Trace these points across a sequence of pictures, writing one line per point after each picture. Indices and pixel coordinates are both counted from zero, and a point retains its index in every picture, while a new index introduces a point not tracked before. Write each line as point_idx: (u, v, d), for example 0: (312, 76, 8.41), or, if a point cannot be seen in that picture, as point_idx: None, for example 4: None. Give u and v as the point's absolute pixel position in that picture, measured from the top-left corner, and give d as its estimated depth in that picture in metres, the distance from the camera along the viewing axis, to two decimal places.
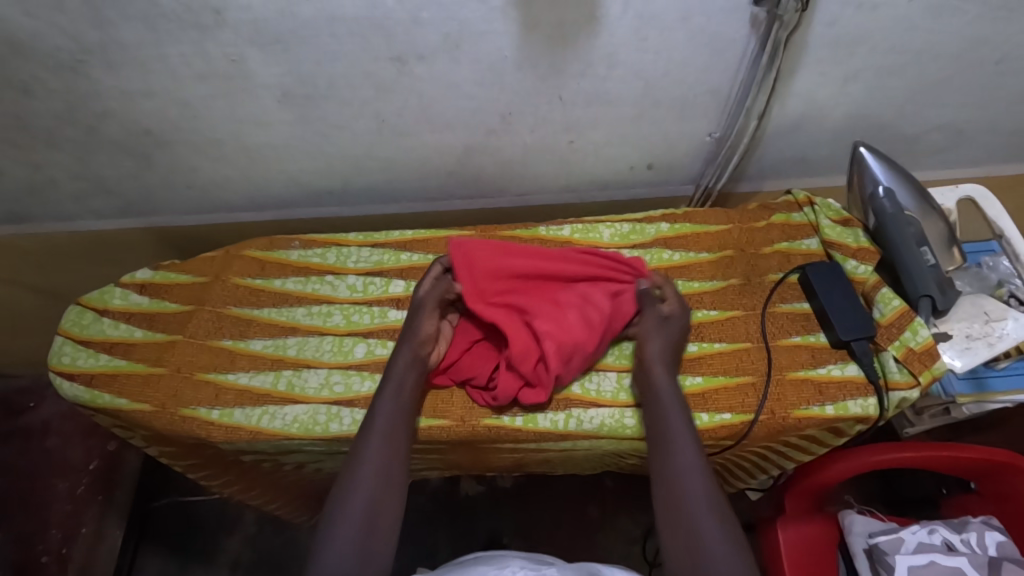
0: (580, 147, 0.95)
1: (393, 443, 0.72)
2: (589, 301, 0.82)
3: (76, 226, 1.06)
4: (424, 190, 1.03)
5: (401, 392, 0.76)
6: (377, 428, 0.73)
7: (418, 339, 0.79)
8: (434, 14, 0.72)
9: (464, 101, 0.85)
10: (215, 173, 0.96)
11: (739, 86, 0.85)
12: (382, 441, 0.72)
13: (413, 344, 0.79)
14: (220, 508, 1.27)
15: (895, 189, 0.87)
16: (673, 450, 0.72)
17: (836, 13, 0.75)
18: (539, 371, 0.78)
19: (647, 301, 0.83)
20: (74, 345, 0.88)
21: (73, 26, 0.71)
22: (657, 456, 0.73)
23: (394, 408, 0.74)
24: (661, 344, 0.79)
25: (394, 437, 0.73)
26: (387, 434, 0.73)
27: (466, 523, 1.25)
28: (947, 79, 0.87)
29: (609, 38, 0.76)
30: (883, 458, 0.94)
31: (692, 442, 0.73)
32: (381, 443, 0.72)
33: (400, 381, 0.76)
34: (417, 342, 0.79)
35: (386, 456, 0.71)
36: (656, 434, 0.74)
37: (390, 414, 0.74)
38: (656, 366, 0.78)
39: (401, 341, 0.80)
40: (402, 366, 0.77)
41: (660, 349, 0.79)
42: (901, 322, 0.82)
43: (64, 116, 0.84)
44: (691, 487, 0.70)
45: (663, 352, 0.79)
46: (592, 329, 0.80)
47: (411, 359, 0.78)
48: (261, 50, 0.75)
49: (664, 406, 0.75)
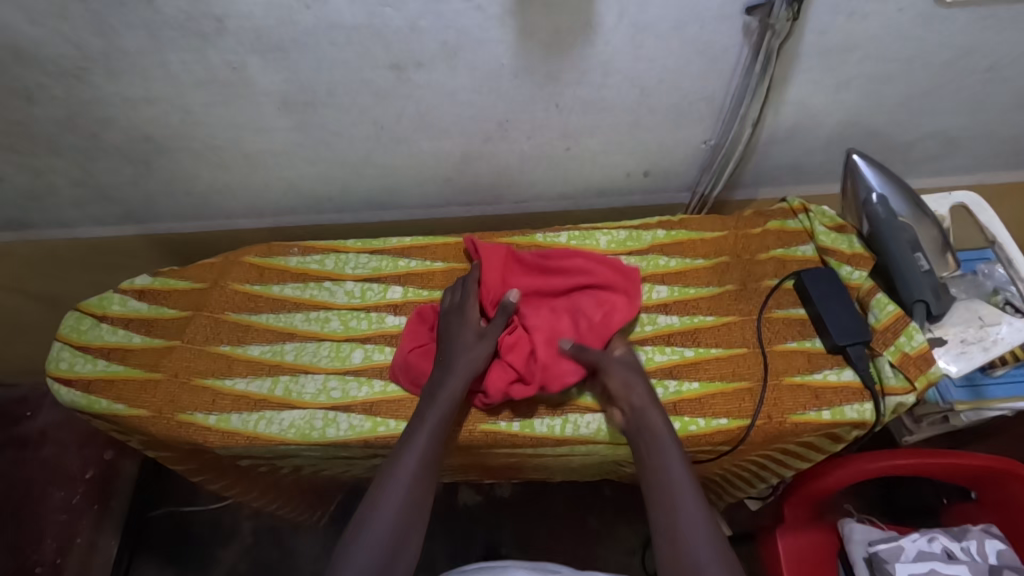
0: (577, 153, 0.96)
1: (421, 467, 0.73)
2: (578, 310, 0.84)
3: (77, 233, 1.06)
4: (423, 197, 1.04)
5: (441, 417, 0.76)
6: (411, 449, 0.74)
7: (467, 364, 0.79)
8: (432, 22, 0.73)
9: (462, 107, 0.86)
10: (215, 179, 0.97)
11: (733, 93, 0.86)
12: (415, 462, 0.73)
13: (462, 369, 0.78)
14: (217, 516, 1.27)
15: (888, 195, 0.88)
16: (676, 498, 0.70)
17: (827, 22, 0.77)
18: (533, 367, 0.79)
19: (596, 356, 0.79)
20: (72, 351, 0.88)
21: (76, 33, 0.72)
22: (658, 505, 0.71)
23: (434, 431, 0.75)
24: (645, 388, 0.78)
25: (426, 461, 0.73)
26: (421, 457, 0.73)
27: (465, 531, 1.24)
28: (938, 87, 0.88)
29: (604, 46, 0.77)
30: (869, 467, 0.94)
31: (693, 490, 0.71)
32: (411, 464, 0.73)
33: (444, 405, 0.77)
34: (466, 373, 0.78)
35: (415, 477, 0.72)
36: (655, 482, 0.72)
37: (428, 439, 0.74)
38: (649, 411, 0.76)
39: (450, 365, 0.79)
40: (448, 393, 0.77)
41: (643, 395, 0.77)
42: (896, 327, 0.83)
43: (66, 123, 0.84)
44: (696, 534, 0.67)
45: (648, 396, 0.77)
46: (580, 334, 0.82)
47: (458, 385, 0.78)
48: (262, 57, 0.76)
49: (665, 451, 0.73)
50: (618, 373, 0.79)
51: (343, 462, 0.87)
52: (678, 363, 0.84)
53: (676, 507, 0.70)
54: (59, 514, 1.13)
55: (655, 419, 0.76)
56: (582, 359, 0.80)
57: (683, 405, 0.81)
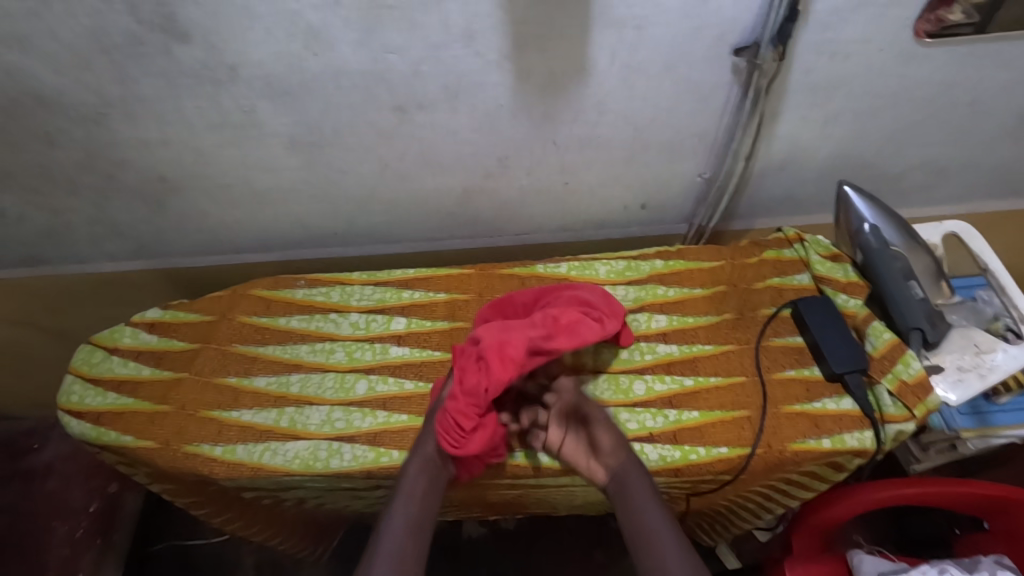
0: (574, 188, 0.99)
1: (405, 535, 0.71)
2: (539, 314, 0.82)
3: (90, 268, 1.10)
4: (426, 232, 1.07)
5: (416, 490, 0.75)
6: (392, 523, 0.72)
7: (431, 441, 0.78)
8: (434, 66, 0.77)
9: (463, 145, 0.89)
10: (226, 216, 1.01)
11: (725, 129, 0.89)
12: (399, 533, 0.71)
13: (425, 445, 0.78)
14: (220, 550, 1.26)
15: (880, 225, 0.90)
16: (658, 546, 0.70)
17: (812, 61, 0.80)
18: (469, 357, 0.77)
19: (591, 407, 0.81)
20: (83, 384, 0.90)
21: (98, 82, 0.77)
22: (640, 551, 0.71)
23: (411, 501, 0.74)
24: (617, 436, 0.79)
25: (409, 530, 0.72)
26: (404, 530, 0.72)
27: (469, 566, 1.23)
28: (924, 120, 0.91)
29: (598, 87, 0.81)
30: (885, 496, 0.94)
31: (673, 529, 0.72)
32: (399, 534, 0.71)
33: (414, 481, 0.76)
34: (431, 443, 0.78)
35: (402, 547, 0.70)
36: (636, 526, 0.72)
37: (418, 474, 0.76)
38: (625, 458, 0.77)
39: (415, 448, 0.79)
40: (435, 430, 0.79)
41: (615, 442, 0.78)
42: (893, 354, 0.84)
43: (84, 165, 0.88)
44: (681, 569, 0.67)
45: (620, 442, 0.79)
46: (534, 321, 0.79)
47: (425, 460, 0.77)
48: (272, 101, 0.80)
49: (645, 499, 0.74)
50: (603, 425, 0.80)
51: (347, 493, 0.88)
52: (678, 393, 0.85)
53: (659, 553, 0.69)
54: (62, 548, 1.14)
55: (631, 469, 0.76)
56: (579, 406, 0.81)
57: (683, 434, 0.82)
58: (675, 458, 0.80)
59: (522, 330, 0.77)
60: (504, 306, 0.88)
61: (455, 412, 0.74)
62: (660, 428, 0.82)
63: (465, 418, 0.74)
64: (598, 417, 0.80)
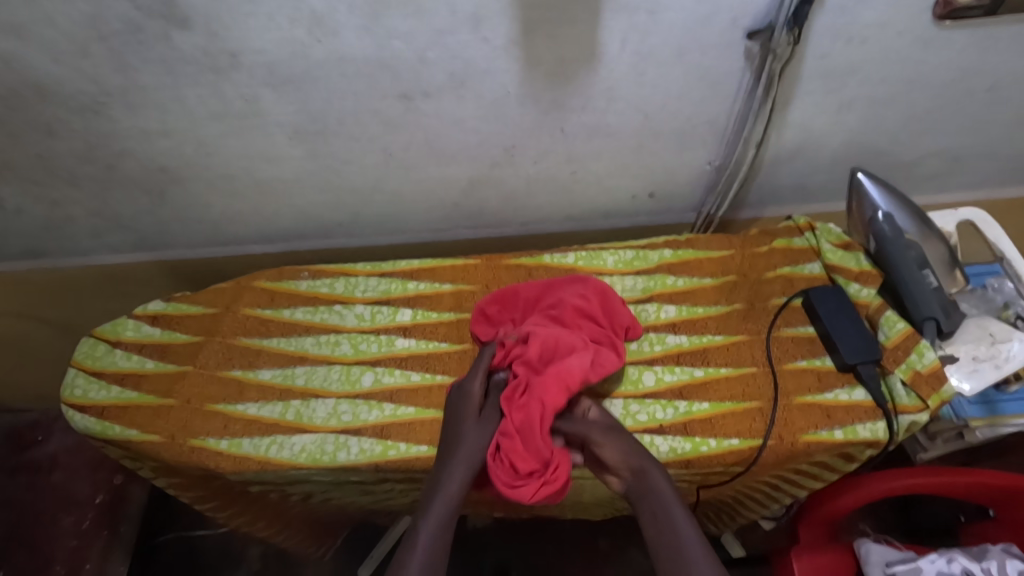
0: (582, 177, 0.97)
1: (435, 556, 0.71)
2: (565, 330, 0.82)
3: (91, 260, 1.08)
4: (430, 222, 1.05)
5: (446, 514, 0.73)
6: (421, 542, 0.71)
7: (474, 456, 0.76)
8: (440, 53, 0.75)
9: (468, 134, 0.87)
10: (228, 207, 0.99)
11: (735, 116, 0.88)
12: (427, 551, 0.71)
13: (467, 460, 0.75)
14: (226, 542, 1.26)
15: (894, 213, 0.89)
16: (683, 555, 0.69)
17: (828, 46, 0.78)
18: (523, 396, 0.76)
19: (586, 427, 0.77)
20: (87, 377, 0.89)
21: (96, 71, 0.75)
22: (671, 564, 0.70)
23: (443, 520, 0.73)
24: (628, 450, 0.75)
25: (440, 547, 0.72)
26: (434, 549, 0.71)
27: (474, 558, 1.22)
28: (939, 106, 0.89)
29: (608, 74, 0.79)
30: (899, 484, 0.93)
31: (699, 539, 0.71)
32: (428, 552, 0.71)
33: (450, 497, 0.74)
34: (468, 455, 0.75)
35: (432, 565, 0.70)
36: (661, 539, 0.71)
37: (453, 489, 0.74)
38: (642, 473, 0.74)
39: (450, 460, 0.76)
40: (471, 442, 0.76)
41: (625, 458, 0.75)
42: (906, 344, 0.83)
43: (84, 156, 0.87)
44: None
45: (632, 456, 0.75)
46: (568, 344, 0.80)
47: (466, 479, 0.75)
48: (275, 90, 0.79)
49: (668, 512, 0.72)
50: (607, 441, 0.76)
51: (355, 487, 0.87)
52: (688, 383, 0.84)
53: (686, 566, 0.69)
54: (69, 541, 1.14)
55: (655, 481, 0.73)
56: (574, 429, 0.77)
57: (694, 426, 0.81)
58: (686, 449, 0.79)
59: (573, 359, 0.78)
60: (507, 298, 0.88)
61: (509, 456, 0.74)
62: (670, 419, 0.81)
63: (519, 459, 0.74)
64: (601, 438, 0.76)
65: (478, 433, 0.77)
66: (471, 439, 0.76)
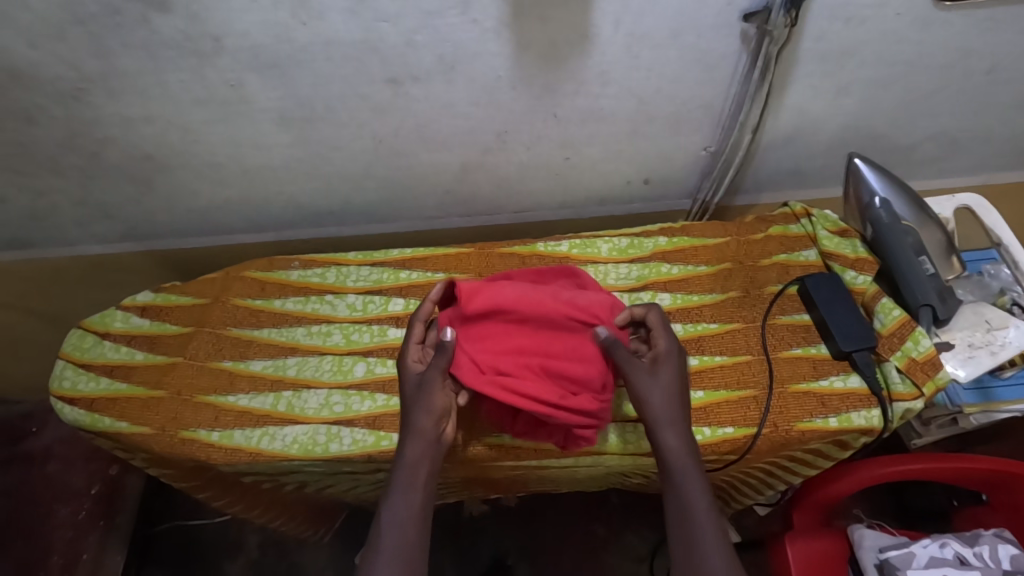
0: (576, 163, 0.96)
1: (408, 527, 0.63)
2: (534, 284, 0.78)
3: (78, 250, 1.07)
4: (423, 210, 1.04)
5: (416, 472, 0.66)
6: (389, 513, 0.64)
7: (427, 421, 0.69)
8: (430, 36, 0.73)
9: (460, 119, 0.85)
10: (215, 196, 0.98)
11: (732, 100, 0.86)
12: (399, 525, 0.63)
13: (419, 429, 0.68)
14: (221, 531, 1.26)
15: (891, 198, 0.88)
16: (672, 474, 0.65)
17: (825, 27, 0.76)
18: (513, 335, 0.73)
19: (621, 361, 0.69)
20: (75, 369, 0.88)
21: (75, 55, 0.73)
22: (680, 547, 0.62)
23: (411, 478, 0.66)
24: (658, 392, 0.68)
25: (415, 505, 0.64)
26: (407, 520, 0.63)
27: (472, 543, 1.23)
28: (938, 90, 0.88)
29: (601, 56, 0.77)
30: (906, 468, 0.93)
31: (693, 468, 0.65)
32: (402, 522, 0.63)
33: (411, 468, 0.66)
34: (428, 409, 0.69)
35: (406, 532, 0.62)
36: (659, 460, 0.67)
37: (413, 443, 0.68)
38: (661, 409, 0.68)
39: (404, 424, 0.69)
40: (428, 387, 0.69)
41: (651, 397, 0.68)
42: (902, 332, 0.82)
43: (67, 144, 0.85)
44: (691, 506, 0.63)
45: (660, 397, 0.68)
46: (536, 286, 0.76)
47: (424, 446, 0.68)
48: (259, 74, 0.77)
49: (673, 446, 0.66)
50: (639, 385, 0.69)
51: (348, 477, 0.87)
52: None
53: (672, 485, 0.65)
54: (65, 531, 1.14)
55: (671, 420, 0.67)
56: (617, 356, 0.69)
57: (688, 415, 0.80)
58: None
59: (561, 295, 0.74)
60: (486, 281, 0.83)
61: (537, 391, 0.70)
62: None
63: (548, 391, 0.71)
64: (632, 381, 0.69)
65: (429, 382, 0.70)
66: (416, 388, 0.70)
